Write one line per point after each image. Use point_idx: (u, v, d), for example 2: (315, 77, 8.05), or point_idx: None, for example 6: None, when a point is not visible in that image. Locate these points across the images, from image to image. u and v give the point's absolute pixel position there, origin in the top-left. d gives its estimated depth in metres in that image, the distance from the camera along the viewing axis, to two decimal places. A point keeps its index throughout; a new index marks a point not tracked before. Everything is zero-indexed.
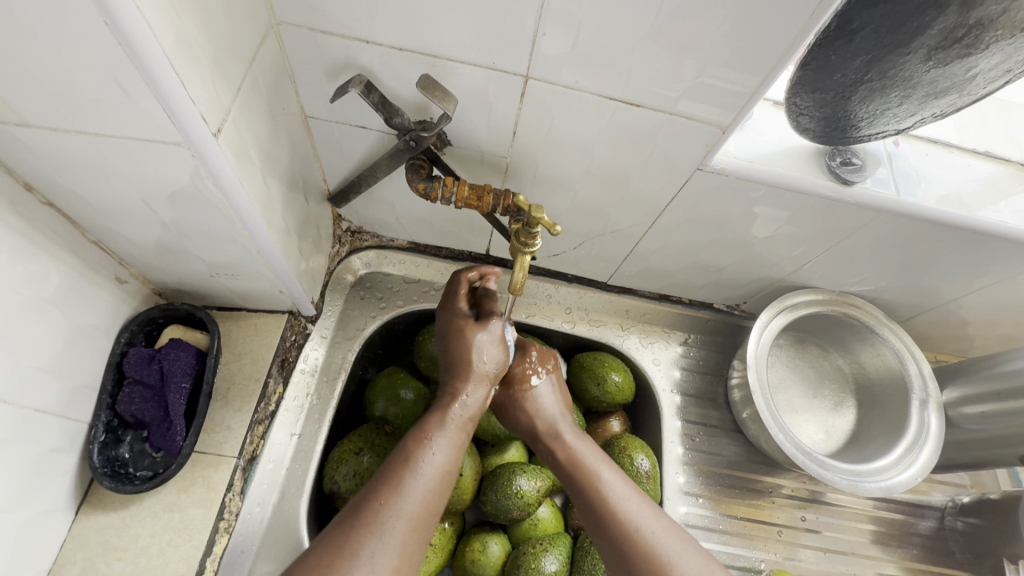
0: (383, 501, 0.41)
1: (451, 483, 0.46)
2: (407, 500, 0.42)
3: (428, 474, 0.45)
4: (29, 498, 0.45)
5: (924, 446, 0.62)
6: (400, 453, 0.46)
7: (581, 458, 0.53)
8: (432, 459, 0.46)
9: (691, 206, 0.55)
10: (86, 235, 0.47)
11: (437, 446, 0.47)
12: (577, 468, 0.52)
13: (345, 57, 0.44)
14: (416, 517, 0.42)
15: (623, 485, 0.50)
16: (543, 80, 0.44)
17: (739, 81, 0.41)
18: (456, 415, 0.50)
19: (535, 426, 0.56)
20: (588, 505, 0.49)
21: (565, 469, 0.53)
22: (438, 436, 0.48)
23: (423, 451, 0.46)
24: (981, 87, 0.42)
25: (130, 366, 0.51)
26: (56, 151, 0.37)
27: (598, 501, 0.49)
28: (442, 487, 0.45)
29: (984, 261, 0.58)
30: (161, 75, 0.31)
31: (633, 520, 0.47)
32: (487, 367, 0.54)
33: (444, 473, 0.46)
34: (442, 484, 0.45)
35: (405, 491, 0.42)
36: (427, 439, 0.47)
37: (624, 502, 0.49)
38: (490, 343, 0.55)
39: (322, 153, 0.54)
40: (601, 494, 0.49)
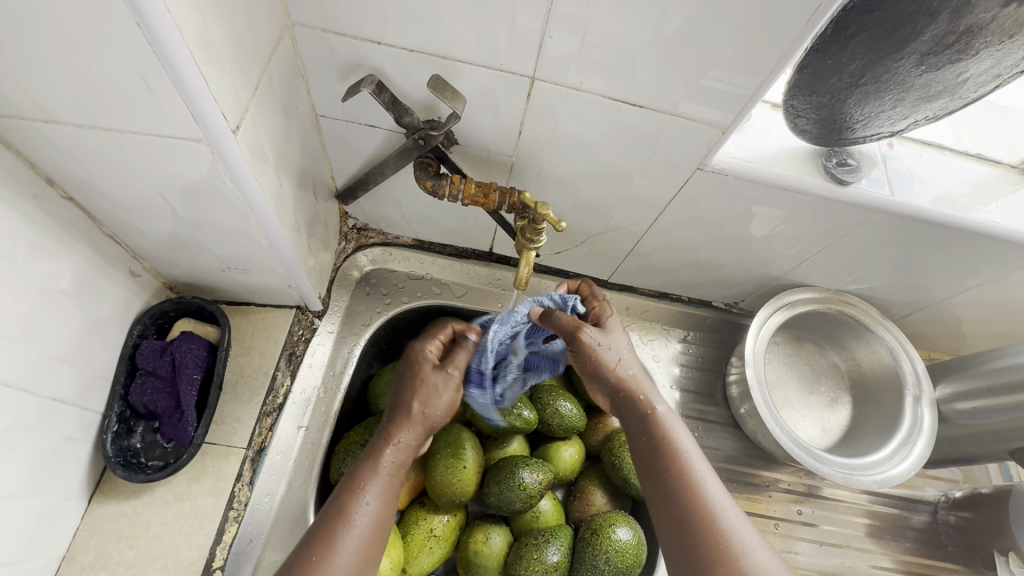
0: (314, 561, 0.41)
1: (385, 532, 0.45)
2: (337, 560, 0.41)
3: (360, 528, 0.43)
4: (45, 486, 0.46)
5: (917, 440, 0.63)
6: (333, 506, 0.44)
7: (665, 425, 0.48)
8: (365, 510, 0.44)
9: (692, 204, 0.57)
10: (102, 229, 0.48)
11: (368, 501, 0.45)
12: (659, 432, 0.48)
13: (356, 58, 0.45)
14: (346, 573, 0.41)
15: (706, 466, 0.46)
16: (548, 81, 0.45)
17: (738, 84, 0.43)
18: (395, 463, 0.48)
19: (617, 381, 0.51)
20: (663, 472, 0.46)
21: (642, 430, 0.49)
22: (373, 486, 0.45)
23: (355, 503, 0.44)
24: (971, 91, 0.43)
25: (143, 358, 0.53)
26: (77, 146, 0.38)
27: (677, 473, 0.45)
28: (372, 542, 0.43)
29: (976, 260, 0.60)
30: (187, 73, 0.32)
31: (710, 504, 0.43)
32: (432, 413, 0.50)
33: (377, 526, 0.44)
34: (373, 539, 0.44)
35: (335, 549, 0.41)
36: (364, 489, 0.45)
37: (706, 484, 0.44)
38: (442, 389, 0.51)
39: (331, 151, 0.55)
40: (682, 468, 0.45)
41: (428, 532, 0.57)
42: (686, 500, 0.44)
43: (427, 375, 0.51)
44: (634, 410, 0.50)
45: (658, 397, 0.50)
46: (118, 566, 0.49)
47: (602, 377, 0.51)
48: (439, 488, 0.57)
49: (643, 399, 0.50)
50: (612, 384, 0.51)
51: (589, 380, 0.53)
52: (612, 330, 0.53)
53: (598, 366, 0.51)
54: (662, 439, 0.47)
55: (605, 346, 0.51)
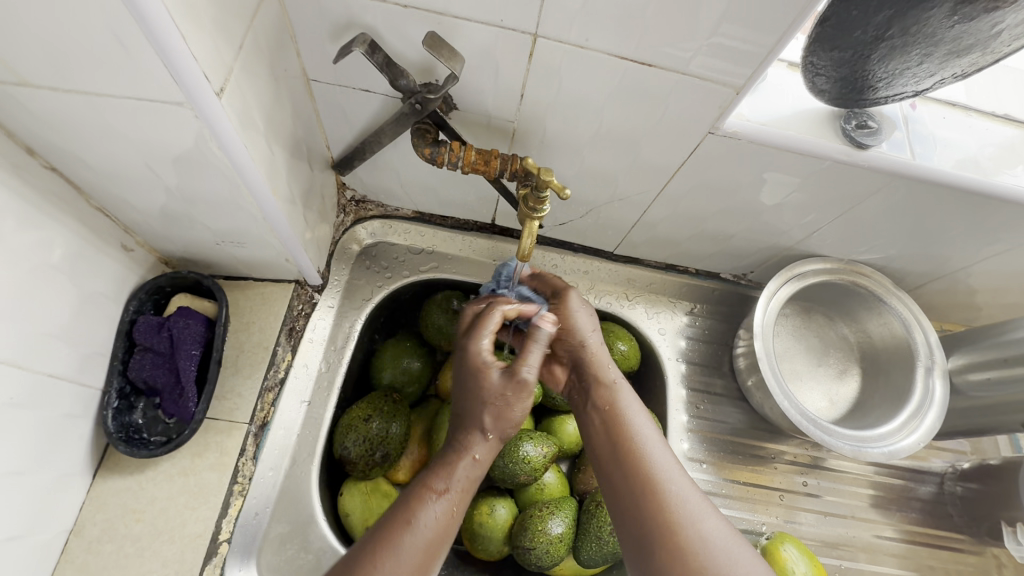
0: (386, 532, 0.41)
1: (445, 542, 0.43)
2: (411, 536, 0.41)
3: (432, 521, 0.42)
4: (46, 461, 0.46)
5: (929, 411, 0.62)
6: (389, 516, 0.42)
7: (618, 405, 0.51)
8: (434, 511, 0.42)
9: (702, 170, 0.54)
10: (90, 202, 0.46)
11: (436, 501, 0.43)
12: (611, 415, 0.51)
13: (347, 15, 0.42)
14: (418, 552, 0.41)
15: (660, 444, 0.48)
16: (552, 38, 0.42)
17: (754, 40, 0.40)
18: (465, 472, 0.46)
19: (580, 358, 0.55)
20: (621, 459, 0.47)
21: (603, 429, 0.50)
22: (442, 498, 0.43)
23: (421, 505, 0.43)
24: (1005, 45, 0.40)
25: (140, 334, 0.52)
26: (57, 112, 0.36)
27: (630, 454, 0.47)
28: (430, 555, 0.41)
29: (997, 228, 0.57)
30: (161, 32, 0.30)
31: (659, 473, 0.45)
32: (507, 401, 0.47)
33: (441, 531, 0.42)
34: (443, 528, 0.43)
35: (411, 527, 0.41)
36: (434, 495, 0.43)
37: (653, 456, 0.46)
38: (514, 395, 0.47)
39: (325, 119, 0.53)
40: (633, 449, 0.47)
41: None
42: (641, 487, 0.45)
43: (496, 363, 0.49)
44: (593, 394, 0.53)
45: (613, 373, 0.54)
46: (125, 539, 0.50)
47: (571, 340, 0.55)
48: None
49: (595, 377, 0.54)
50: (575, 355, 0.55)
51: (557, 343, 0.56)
52: (575, 306, 0.56)
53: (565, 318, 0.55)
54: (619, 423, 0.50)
55: (581, 310, 0.56)
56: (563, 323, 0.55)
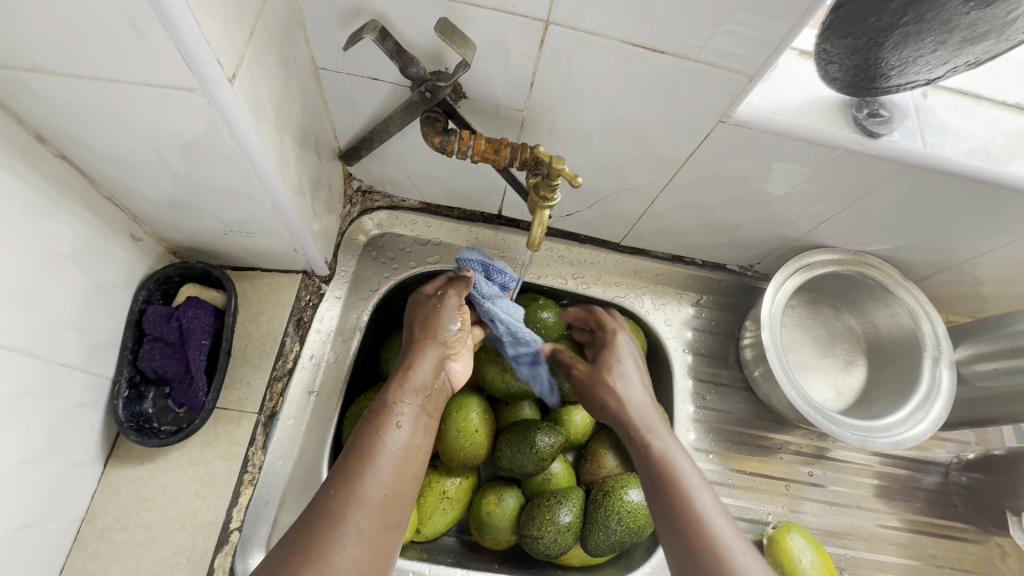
0: (337, 496, 0.39)
1: (414, 461, 0.44)
2: (361, 493, 0.40)
3: (390, 450, 0.43)
4: (58, 450, 0.46)
5: (935, 402, 0.62)
6: (357, 441, 0.44)
7: (671, 458, 0.50)
8: (392, 438, 0.44)
9: (713, 159, 0.54)
10: (99, 190, 0.46)
11: (393, 429, 0.45)
12: (663, 468, 0.49)
13: (357, 2, 0.42)
14: (373, 507, 0.40)
15: (716, 505, 0.46)
16: (564, 25, 0.42)
17: (767, 28, 0.40)
18: (410, 392, 0.49)
19: (616, 413, 0.56)
20: (675, 514, 0.46)
21: (648, 465, 0.51)
22: (393, 421, 0.45)
23: (377, 436, 0.44)
24: (1019, 32, 0.40)
25: (149, 324, 0.52)
26: (68, 99, 0.36)
27: (688, 514, 0.45)
28: (402, 468, 0.43)
29: (1006, 218, 0.57)
30: (174, 14, 0.30)
31: (719, 537, 0.43)
32: (443, 335, 0.54)
33: (409, 450, 0.45)
34: (405, 461, 0.44)
35: (359, 482, 0.40)
36: (396, 415, 0.46)
37: (711, 521, 0.45)
38: (422, 348, 0.53)
39: (333, 108, 0.53)
40: (689, 507, 0.46)
41: (441, 495, 0.58)
42: (694, 534, 0.44)
43: (441, 312, 0.55)
44: (638, 449, 0.53)
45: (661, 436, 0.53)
46: (137, 527, 0.50)
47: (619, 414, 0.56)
48: (451, 452, 0.57)
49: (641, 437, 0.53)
50: (613, 412, 0.56)
51: (592, 404, 0.59)
52: (631, 392, 0.57)
53: (610, 388, 0.57)
54: (670, 476, 0.49)
55: (621, 377, 0.58)
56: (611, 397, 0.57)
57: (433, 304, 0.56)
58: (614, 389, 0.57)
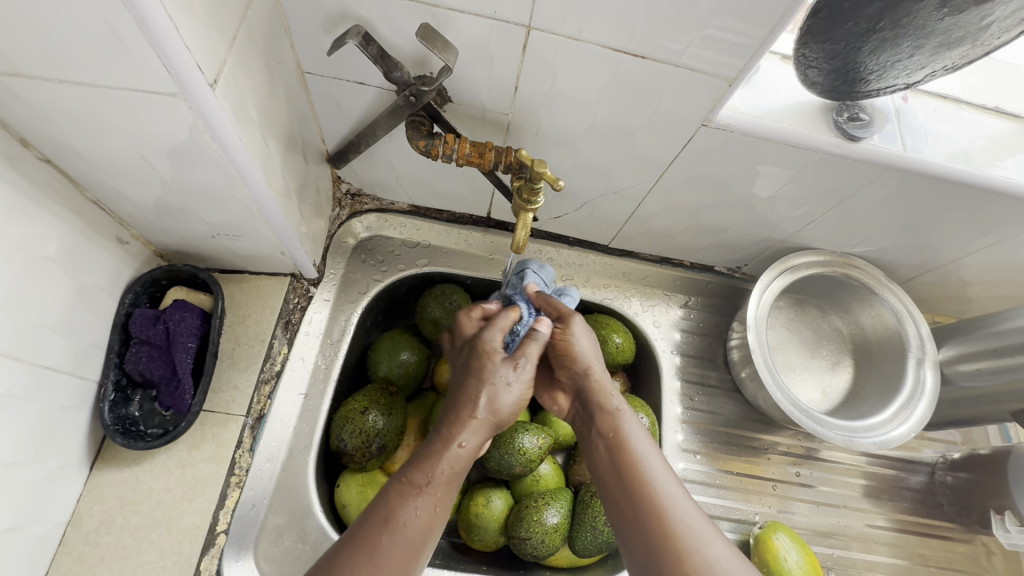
0: None
1: (426, 541, 0.42)
2: None
3: (409, 529, 0.41)
4: (44, 453, 0.46)
5: (919, 402, 0.63)
6: (374, 512, 0.42)
7: (620, 428, 0.49)
8: (412, 515, 0.41)
9: (697, 162, 0.54)
10: (84, 194, 0.47)
11: (415, 505, 0.42)
12: (616, 445, 0.48)
13: (340, 7, 0.42)
14: None
15: (668, 474, 0.46)
16: (546, 31, 0.43)
17: (745, 33, 0.40)
18: (445, 470, 0.45)
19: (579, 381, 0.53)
20: (627, 492, 0.45)
21: (600, 443, 0.50)
22: (419, 499, 0.42)
23: (395, 511, 0.41)
24: (994, 38, 0.40)
25: (135, 327, 0.52)
26: (51, 104, 0.37)
27: (637, 488, 0.45)
28: (416, 549, 0.41)
29: (987, 220, 0.58)
30: (156, 21, 0.30)
31: (669, 507, 0.44)
32: (502, 412, 0.49)
33: (427, 527, 0.42)
34: (417, 544, 0.41)
35: (369, 567, 0.38)
36: (425, 486, 0.43)
37: (661, 492, 0.45)
38: (472, 424, 0.47)
39: (320, 112, 0.53)
40: (639, 482, 0.45)
41: None
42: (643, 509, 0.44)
43: (494, 367, 0.49)
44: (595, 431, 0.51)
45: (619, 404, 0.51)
46: (123, 530, 0.50)
47: (574, 367, 0.52)
48: None
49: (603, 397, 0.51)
50: (578, 380, 0.53)
51: (563, 373, 0.54)
52: (579, 332, 0.53)
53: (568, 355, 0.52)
54: (619, 451, 0.48)
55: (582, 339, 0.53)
56: (564, 351, 0.52)
57: (496, 376, 0.48)
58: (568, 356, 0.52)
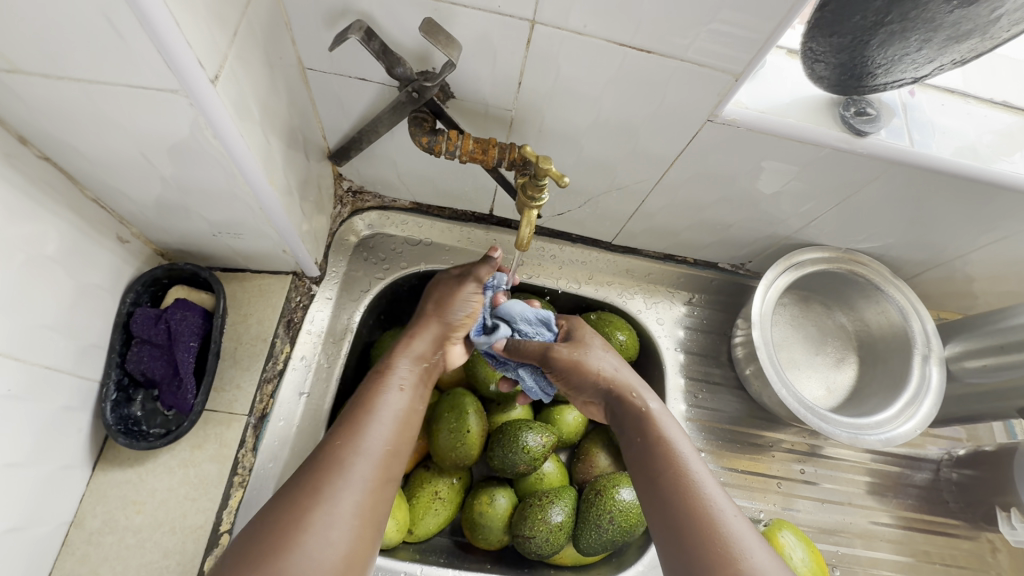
0: (339, 445, 0.42)
1: (399, 458, 0.45)
2: (365, 444, 0.43)
3: (371, 450, 0.43)
4: (46, 454, 0.46)
5: (925, 399, 0.62)
6: (360, 395, 0.48)
7: (656, 424, 0.49)
8: (390, 402, 0.47)
9: (702, 158, 0.54)
10: (84, 192, 0.46)
11: (394, 391, 0.48)
12: (653, 440, 0.48)
13: (342, 2, 0.42)
14: (375, 459, 0.43)
15: (708, 474, 0.45)
16: (550, 25, 0.42)
17: (752, 26, 0.40)
18: (409, 372, 0.51)
19: (602, 389, 0.54)
20: (662, 484, 0.45)
21: (637, 439, 0.49)
22: (390, 393, 0.48)
23: (373, 408, 0.46)
24: (1003, 31, 0.40)
25: (137, 326, 0.51)
26: (49, 101, 0.36)
27: (675, 480, 0.44)
28: (396, 451, 0.45)
29: (994, 216, 0.57)
30: (156, 17, 0.30)
31: (709, 504, 0.42)
32: (449, 314, 0.55)
33: (406, 413, 0.48)
34: (399, 442, 0.45)
35: (362, 437, 0.43)
36: (393, 380, 0.49)
37: (701, 489, 0.44)
38: (428, 335, 0.54)
39: (321, 108, 0.53)
40: (678, 474, 0.45)
41: (433, 495, 0.58)
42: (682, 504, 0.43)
43: (450, 293, 0.56)
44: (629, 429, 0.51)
45: (654, 404, 0.51)
46: (126, 530, 0.50)
47: (588, 383, 0.55)
48: (443, 452, 0.57)
49: (636, 397, 0.52)
50: (601, 390, 0.54)
51: (577, 390, 0.56)
52: (588, 351, 0.56)
53: (578, 368, 0.55)
54: (656, 446, 0.48)
55: (592, 355, 0.56)
56: (575, 367, 0.55)
57: (451, 282, 0.57)
58: (577, 369, 0.55)
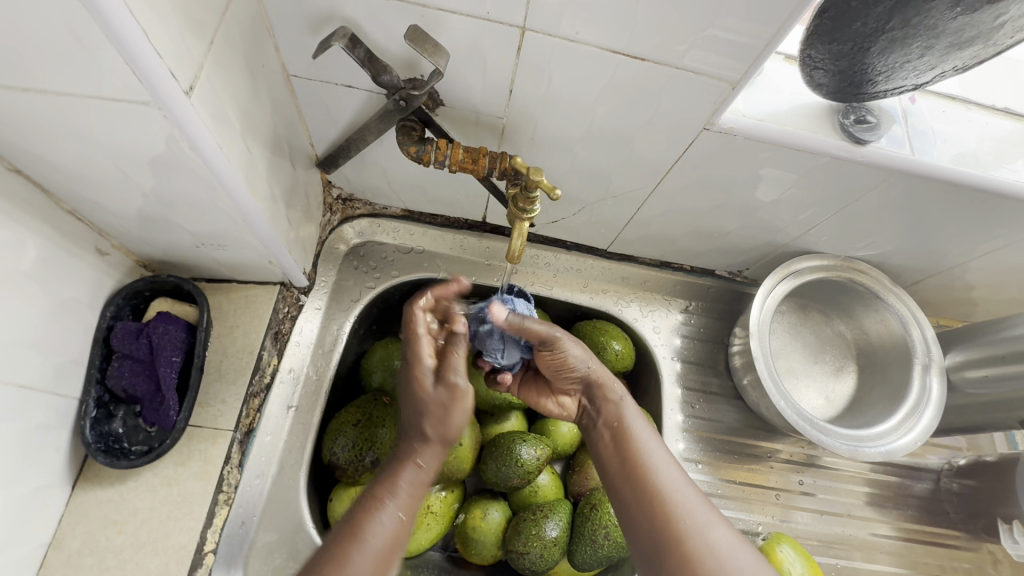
0: (333, 558, 0.38)
1: (399, 555, 0.40)
2: (352, 573, 0.37)
3: (376, 543, 0.39)
4: (21, 475, 0.44)
5: (926, 410, 0.61)
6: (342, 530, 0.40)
7: (619, 412, 0.52)
8: (382, 526, 0.40)
9: (698, 166, 0.53)
10: (61, 205, 0.45)
11: (382, 521, 0.40)
12: (615, 429, 0.51)
13: (325, 7, 0.40)
14: (372, 572, 0.38)
15: (671, 462, 0.48)
16: (541, 32, 0.41)
17: (750, 33, 0.38)
18: (397, 500, 0.41)
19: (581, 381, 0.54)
20: (626, 475, 0.48)
21: (603, 429, 0.52)
22: (382, 515, 0.40)
23: (363, 536, 0.39)
24: (1006, 37, 0.39)
25: (118, 341, 0.50)
26: (17, 113, 0.35)
27: (635, 469, 0.48)
28: (386, 571, 0.39)
29: (995, 224, 0.56)
30: (125, 27, 0.28)
31: (669, 490, 0.46)
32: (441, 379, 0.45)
33: (396, 538, 0.40)
34: (388, 562, 0.39)
35: (351, 564, 0.38)
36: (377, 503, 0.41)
37: (661, 476, 0.47)
38: (430, 415, 0.44)
39: (307, 115, 0.51)
40: (640, 464, 0.48)
41: (425, 509, 0.56)
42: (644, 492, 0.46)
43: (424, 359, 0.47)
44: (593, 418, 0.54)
45: (618, 392, 0.53)
46: (106, 552, 0.48)
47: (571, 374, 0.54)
48: None
49: (598, 386, 0.54)
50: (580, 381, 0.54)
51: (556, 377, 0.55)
52: (568, 345, 0.53)
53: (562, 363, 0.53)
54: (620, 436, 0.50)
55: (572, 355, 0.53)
56: (559, 366, 0.53)
57: (440, 403, 0.44)
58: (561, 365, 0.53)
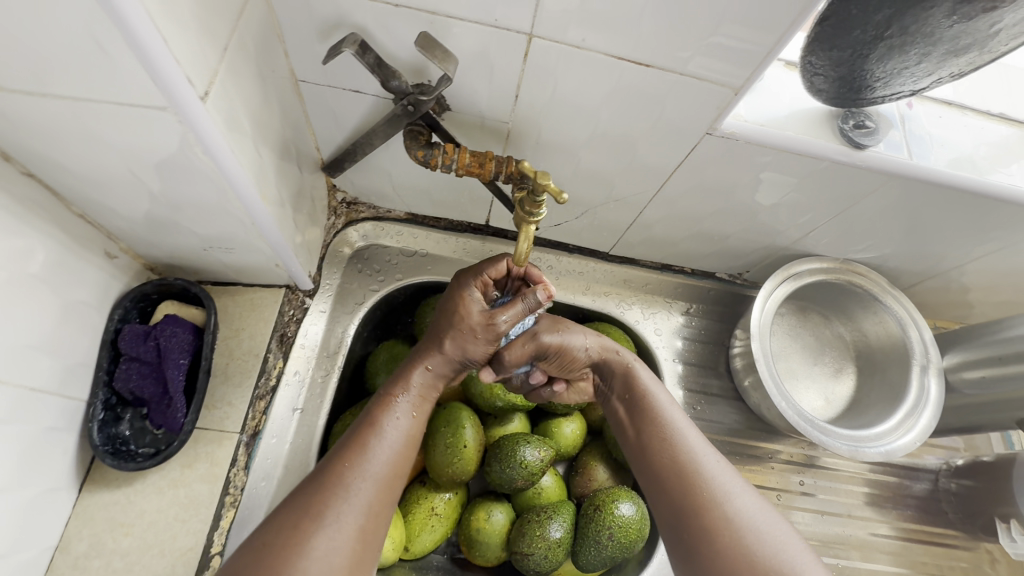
0: (345, 465, 0.42)
1: (401, 475, 0.45)
2: (369, 466, 0.43)
3: (389, 441, 0.45)
4: (30, 477, 0.45)
5: (924, 410, 0.62)
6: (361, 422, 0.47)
7: (641, 384, 0.53)
8: (396, 423, 0.47)
9: (700, 170, 0.53)
10: (71, 208, 0.45)
11: (393, 420, 0.47)
12: (637, 399, 0.52)
13: (335, 14, 0.41)
14: (378, 479, 0.43)
15: (693, 431, 0.49)
16: (547, 39, 0.41)
17: (753, 40, 0.39)
18: (407, 399, 0.49)
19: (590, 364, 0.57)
20: (649, 441, 0.49)
21: (626, 400, 0.53)
22: (389, 422, 0.47)
23: (370, 441, 0.44)
24: (1002, 45, 0.39)
25: (125, 344, 0.50)
26: (33, 117, 0.35)
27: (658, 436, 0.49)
28: (391, 479, 0.44)
29: (991, 228, 0.57)
30: (144, 34, 0.29)
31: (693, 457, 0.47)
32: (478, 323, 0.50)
33: (405, 439, 0.47)
34: (389, 481, 0.44)
35: (367, 456, 0.43)
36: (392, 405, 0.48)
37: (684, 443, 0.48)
38: (473, 338, 0.51)
39: (315, 120, 0.52)
40: (663, 432, 0.49)
41: (430, 511, 0.57)
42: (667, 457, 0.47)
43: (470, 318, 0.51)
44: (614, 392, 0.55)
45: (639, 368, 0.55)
46: (113, 554, 0.48)
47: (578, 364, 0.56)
48: (439, 467, 0.56)
49: (615, 362, 0.56)
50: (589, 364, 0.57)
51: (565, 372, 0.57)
52: (569, 338, 0.55)
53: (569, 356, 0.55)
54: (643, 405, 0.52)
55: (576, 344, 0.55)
56: (566, 360, 0.55)
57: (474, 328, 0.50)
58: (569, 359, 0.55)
